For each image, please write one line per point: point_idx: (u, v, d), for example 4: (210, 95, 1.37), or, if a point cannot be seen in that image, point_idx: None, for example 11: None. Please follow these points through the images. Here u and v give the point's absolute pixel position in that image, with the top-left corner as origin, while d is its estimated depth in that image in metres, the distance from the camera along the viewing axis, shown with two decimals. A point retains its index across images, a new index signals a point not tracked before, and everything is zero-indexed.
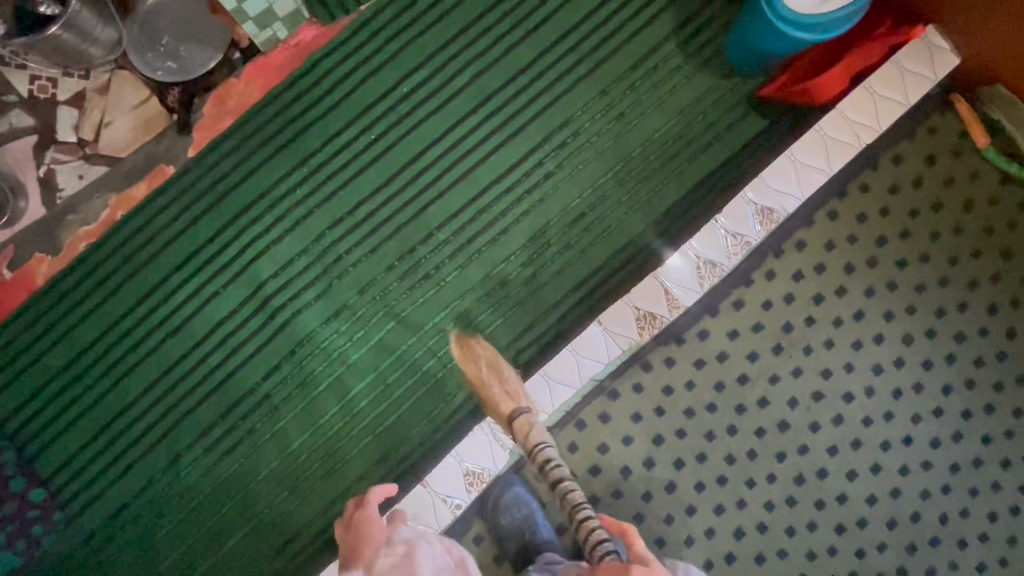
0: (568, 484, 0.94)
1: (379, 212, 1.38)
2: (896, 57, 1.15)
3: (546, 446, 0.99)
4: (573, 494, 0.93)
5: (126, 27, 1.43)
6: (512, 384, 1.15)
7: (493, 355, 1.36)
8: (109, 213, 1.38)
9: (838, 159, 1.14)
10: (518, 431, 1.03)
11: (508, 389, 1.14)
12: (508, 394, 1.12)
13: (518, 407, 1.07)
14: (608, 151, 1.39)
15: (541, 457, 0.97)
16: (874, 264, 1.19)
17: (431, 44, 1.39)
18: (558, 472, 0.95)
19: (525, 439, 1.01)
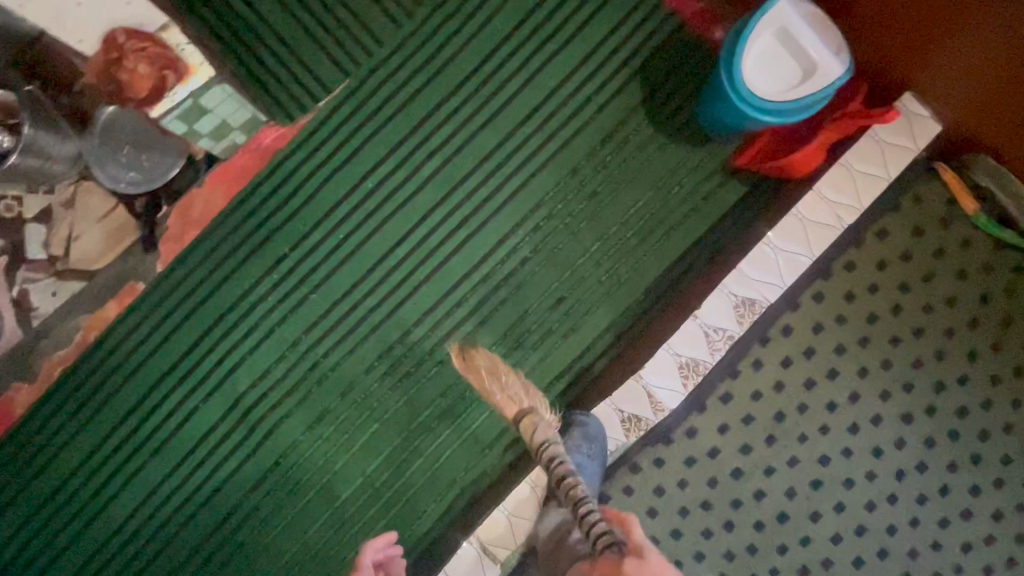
0: (572, 479, 0.96)
1: (354, 312, 1.37)
2: (873, 129, 1.09)
3: (552, 443, 1.03)
4: (577, 488, 0.95)
5: (86, 139, 1.37)
6: (513, 386, 1.13)
7: (493, 363, 1.21)
8: (83, 335, 1.38)
9: (819, 242, 1.09)
10: (523, 431, 1.06)
11: (509, 392, 1.12)
12: (509, 396, 1.11)
13: (521, 409, 1.08)
14: (583, 232, 1.35)
15: (548, 453, 1.01)
16: (865, 344, 1.14)
17: (392, 137, 1.36)
18: (564, 470, 0.98)
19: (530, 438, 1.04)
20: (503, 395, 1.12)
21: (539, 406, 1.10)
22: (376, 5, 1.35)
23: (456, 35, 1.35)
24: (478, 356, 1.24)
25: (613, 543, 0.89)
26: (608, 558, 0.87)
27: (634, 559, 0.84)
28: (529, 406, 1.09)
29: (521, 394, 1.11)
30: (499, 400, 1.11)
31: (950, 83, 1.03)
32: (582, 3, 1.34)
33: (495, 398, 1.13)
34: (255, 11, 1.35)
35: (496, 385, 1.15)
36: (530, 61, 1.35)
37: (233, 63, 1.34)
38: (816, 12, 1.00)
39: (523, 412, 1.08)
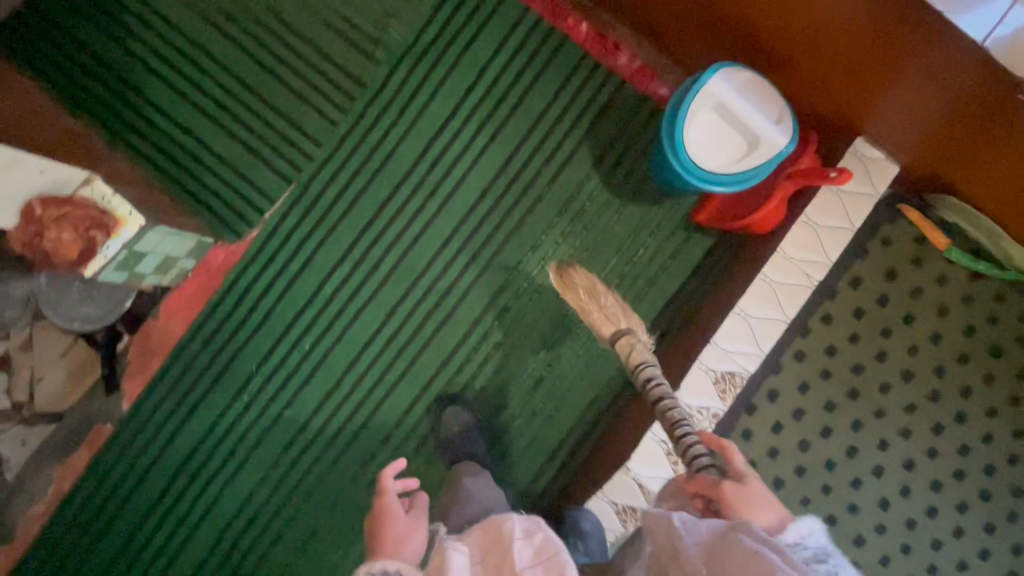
0: (669, 402, 0.93)
1: (332, 422, 1.32)
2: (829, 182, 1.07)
3: (649, 365, 1.00)
4: (673, 411, 0.92)
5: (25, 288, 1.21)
6: (610, 306, 1.11)
7: (592, 283, 1.18)
8: (55, 487, 1.33)
9: (791, 305, 1.07)
10: (619, 350, 1.04)
11: (605, 311, 1.10)
12: (606, 317, 1.09)
13: (619, 329, 1.06)
14: (553, 307, 1.31)
15: (643, 374, 0.99)
16: (855, 396, 1.10)
17: (345, 237, 1.32)
18: (660, 391, 0.96)
19: (628, 357, 1.02)
20: (600, 314, 1.10)
21: (635, 328, 1.07)
22: (309, 107, 1.32)
23: (395, 125, 1.32)
24: (579, 278, 1.21)
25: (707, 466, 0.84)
26: (704, 480, 0.82)
27: (732, 483, 0.78)
28: (627, 328, 1.07)
29: (618, 315, 1.09)
30: (596, 320, 1.10)
31: (906, 124, 0.98)
32: (518, 75, 1.31)
33: (592, 316, 1.12)
34: (187, 131, 1.31)
35: (594, 306, 1.13)
36: (476, 140, 1.31)
37: (172, 187, 1.30)
38: (757, 78, 0.95)
39: (621, 331, 1.05)
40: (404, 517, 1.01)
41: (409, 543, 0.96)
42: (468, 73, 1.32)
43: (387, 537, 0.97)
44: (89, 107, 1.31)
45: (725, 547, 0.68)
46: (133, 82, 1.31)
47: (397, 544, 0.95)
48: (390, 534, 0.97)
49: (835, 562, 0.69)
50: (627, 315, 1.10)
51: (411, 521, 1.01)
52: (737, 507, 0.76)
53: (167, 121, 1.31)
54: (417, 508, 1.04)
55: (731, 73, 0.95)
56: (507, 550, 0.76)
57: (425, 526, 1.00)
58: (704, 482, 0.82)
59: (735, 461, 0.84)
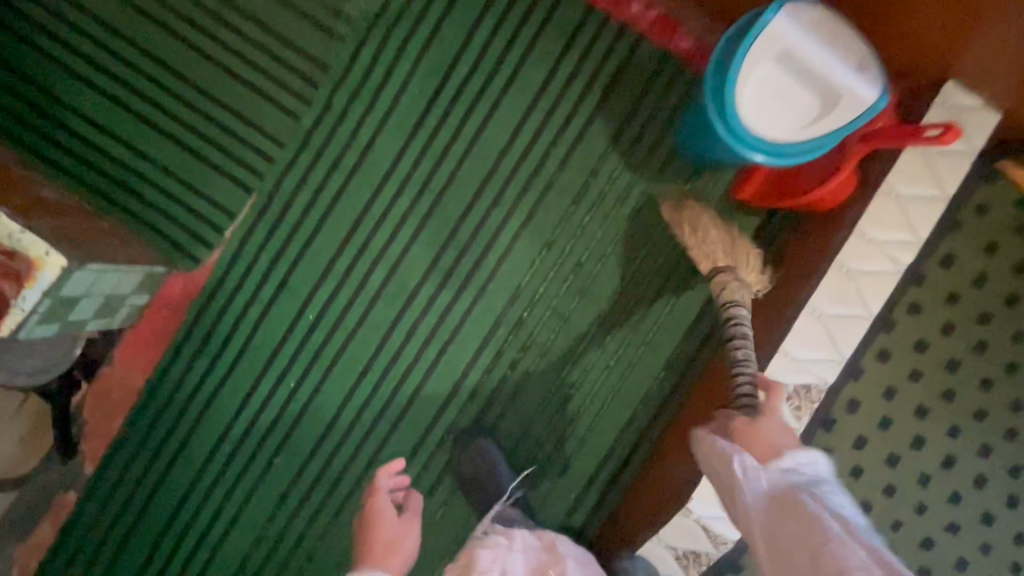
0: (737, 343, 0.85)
1: (330, 469, 1.13)
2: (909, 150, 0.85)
3: (735, 306, 0.89)
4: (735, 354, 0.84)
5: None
6: (712, 240, 0.96)
7: (697, 214, 1.01)
8: (21, 568, 1.15)
9: (875, 300, 0.88)
10: (715, 289, 0.93)
11: (705, 248, 0.95)
12: (704, 253, 0.95)
13: (717, 267, 0.94)
14: (574, 314, 1.11)
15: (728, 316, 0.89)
16: (950, 397, 0.91)
17: (324, 253, 1.11)
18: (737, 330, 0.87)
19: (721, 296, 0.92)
20: (700, 251, 0.96)
21: (740, 267, 0.94)
22: (264, 99, 1.09)
23: (370, 113, 1.09)
24: (687, 209, 1.02)
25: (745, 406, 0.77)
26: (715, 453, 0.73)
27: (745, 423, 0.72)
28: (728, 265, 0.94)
29: (717, 251, 0.95)
30: (695, 258, 0.97)
31: (1006, 50, 0.75)
32: (512, 40, 1.09)
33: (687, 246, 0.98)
34: (121, 141, 1.09)
35: (701, 239, 0.97)
36: (468, 123, 1.10)
37: (112, 211, 1.09)
38: (828, 15, 0.74)
39: (718, 271, 0.94)
40: (394, 521, 0.95)
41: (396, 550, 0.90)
42: (451, 42, 1.09)
43: (375, 543, 0.91)
44: (1, 123, 1.09)
45: (724, 494, 0.71)
46: (48, 86, 1.09)
47: (384, 553, 0.89)
48: (380, 538, 0.91)
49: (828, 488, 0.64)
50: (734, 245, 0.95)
51: (399, 528, 0.95)
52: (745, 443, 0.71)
53: (95, 130, 1.09)
54: (409, 514, 0.98)
55: (796, 11, 0.73)
56: (559, 558, 0.91)
57: (414, 532, 0.96)
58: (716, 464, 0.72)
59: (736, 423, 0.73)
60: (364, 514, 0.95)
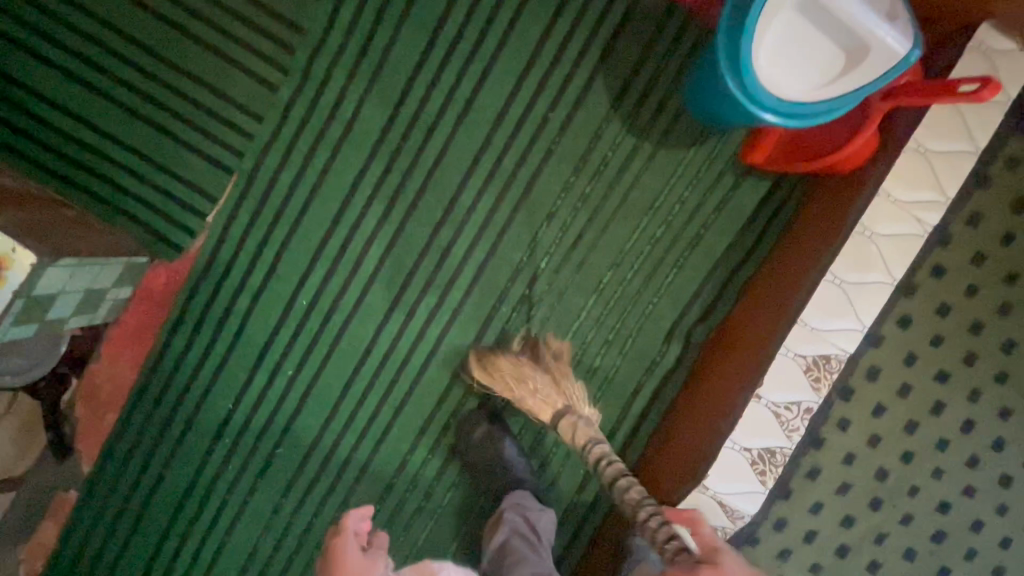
0: (625, 483, 0.85)
1: (334, 458, 1.10)
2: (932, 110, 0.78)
3: (598, 443, 0.90)
4: (631, 494, 0.83)
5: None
6: (541, 386, 0.96)
7: (517, 365, 0.99)
8: (28, 567, 1.14)
9: (899, 266, 0.83)
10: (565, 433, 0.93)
11: (539, 396, 0.96)
12: (544, 400, 0.95)
13: (558, 412, 0.94)
14: (577, 289, 1.06)
15: (595, 455, 0.89)
16: (972, 360, 0.88)
17: (313, 236, 1.05)
18: (616, 469, 0.86)
19: (574, 439, 0.92)
20: (536, 400, 0.96)
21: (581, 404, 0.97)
22: (237, 70, 1.01)
23: (353, 81, 1.01)
24: (499, 363, 1.00)
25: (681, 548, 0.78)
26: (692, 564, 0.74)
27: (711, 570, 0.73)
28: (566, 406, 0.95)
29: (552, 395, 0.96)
30: (534, 408, 0.97)
31: None
32: None
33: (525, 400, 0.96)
34: (84, 121, 1.01)
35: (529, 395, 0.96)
36: (460, 89, 1.02)
37: (83, 200, 1.02)
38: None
39: (559, 416, 0.94)
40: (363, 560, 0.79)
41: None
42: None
43: None
44: None
45: None
46: None
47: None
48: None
49: None
50: (541, 391, 0.95)
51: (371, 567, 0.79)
52: None
53: (54, 111, 1.00)
54: (377, 556, 0.82)
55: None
56: None
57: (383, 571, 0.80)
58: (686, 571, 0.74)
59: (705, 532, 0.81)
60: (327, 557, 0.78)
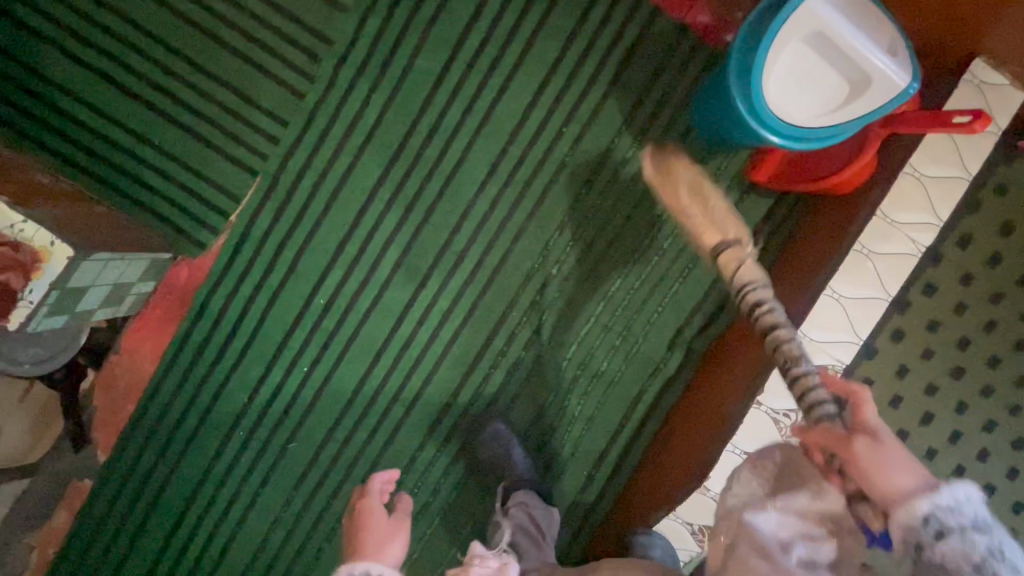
0: (781, 334, 0.74)
1: (346, 452, 1.14)
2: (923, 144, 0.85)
3: (755, 289, 0.80)
4: (788, 347, 0.72)
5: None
6: (718, 210, 0.91)
7: (694, 176, 0.97)
8: (39, 554, 1.16)
9: (893, 283, 0.88)
10: (723, 269, 0.84)
11: (703, 217, 0.90)
12: (709, 223, 0.88)
13: (725, 240, 0.85)
14: (586, 295, 1.10)
15: (750, 299, 0.79)
16: (959, 374, 0.93)
17: (333, 236, 1.09)
18: (772, 318, 0.76)
19: (733, 277, 0.82)
20: (702, 220, 0.90)
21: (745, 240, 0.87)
22: (265, 75, 1.04)
23: (376, 90, 1.05)
24: (680, 172, 0.98)
25: (832, 415, 0.66)
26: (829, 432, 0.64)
27: (870, 444, 0.62)
28: (734, 239, 0.86)
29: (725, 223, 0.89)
30: (695, 227, 0.90)
31: None
32: (523, 12, 1.05)
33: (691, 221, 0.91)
34: (114, 120, 1.04)
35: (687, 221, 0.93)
36: (480, 100, 1.06)
37: (110, 196, 1.05)
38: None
39: (724, 245, 0.85)
40: (387, 518, 0.90)
41: (388, 544, 0.85)
42: (460, 14, 1.05)
43: (368, 536, 0.86)
44: None
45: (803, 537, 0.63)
46: (32, 61, 1.03)
47: (375, 548, 0.84)
48: (372, 531, 0.86)
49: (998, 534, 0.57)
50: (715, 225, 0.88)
51: (393, 523, 0.89)
52: (878, 475, 0.61)
53: (86, 109, 1.03)
54: (401, 513, 0.92)
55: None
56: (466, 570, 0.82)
57: (406, 528, 0.89)
58: (826, 436, 0.64)
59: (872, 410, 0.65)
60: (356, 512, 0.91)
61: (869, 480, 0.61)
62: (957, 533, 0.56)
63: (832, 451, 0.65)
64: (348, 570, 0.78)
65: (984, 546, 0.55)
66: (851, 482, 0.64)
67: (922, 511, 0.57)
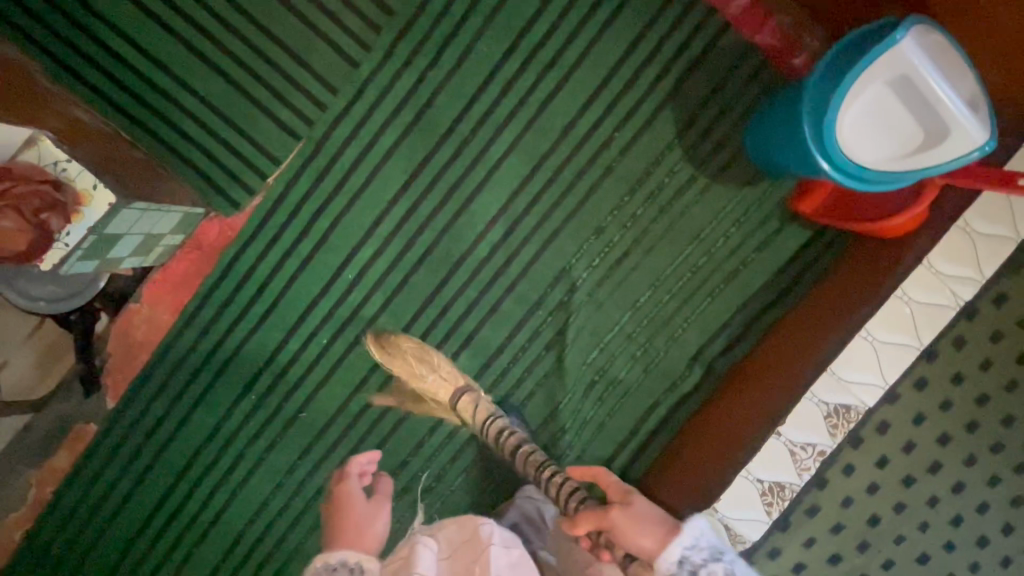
0: (528, 448, 0.99)
1: (355, 428, 1.14)
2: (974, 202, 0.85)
3: (498, 417, 1.04)
4: (535, 455, 0.98)
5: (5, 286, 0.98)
6: (443, 368, 1.07)
7: (421, 348, 1.08)
8: (37, 492, 1.16)
9: (928, 333, 0.89)
10: (463, 411, 1.05)
11: (439, 373, 1.06)
12: (443, 379, 1.06)
13: (458, 388, 1.06)
14: (613, 303, 1.10)
15: (495, 427, 1.03)
16: (973, 428, 0.93)
17: (369, 212, 1.07)
18: (516, 440, 1.01)
19: (475, 415, 1.05)
20: (433, 378, 1.06)
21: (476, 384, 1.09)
22: (320, 39, 1.02)
23: (433, 69, 1.03)
24: (403, 344, 1.08)
25: (587, 496, 0.89)
26: (590, 514, 0.81)
27: (617, 509, 0.79)
28: (466, 384, 1.07)
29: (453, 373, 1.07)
30: (431, 386, 1.06)
31: None
32: (591, 10, 1.03)
33: (426, 381, 1.06)
34: (161, 65, 1.01)
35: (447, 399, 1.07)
36: (535, 94, 1.04)
37: (148, 143, 1.03)
38: (949, 42, 0.69)
39: (463, 391, 1.05)
40: (365, 505, 0.88)
41: (371, 528, 0.84)
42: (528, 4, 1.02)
43: (348, 523, 0.84)
44: (28, 29, 0.99)
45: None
46: None
47: (356, 533, 0.82)
48: (350, 523, 0.84)
49: (728, 557, 0.74)
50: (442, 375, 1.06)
51: (370, 511, 0.87)
52: (625, 530, 0.77)
53: (132, 50, 1.00)
54: (378, 496, 0.91)
55: (914, 36, 0.69)
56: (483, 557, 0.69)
57: (386, 511, 0.88)
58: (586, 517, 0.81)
59: (611, 485, 0.85)
60: (333, 498, 0.90)
61: (624, 535, 0.78)
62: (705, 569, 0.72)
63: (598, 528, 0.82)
64: (324, 560, 0.75)
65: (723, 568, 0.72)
66: (619, 551, 0.80)
67: (675, 558, 0.73)
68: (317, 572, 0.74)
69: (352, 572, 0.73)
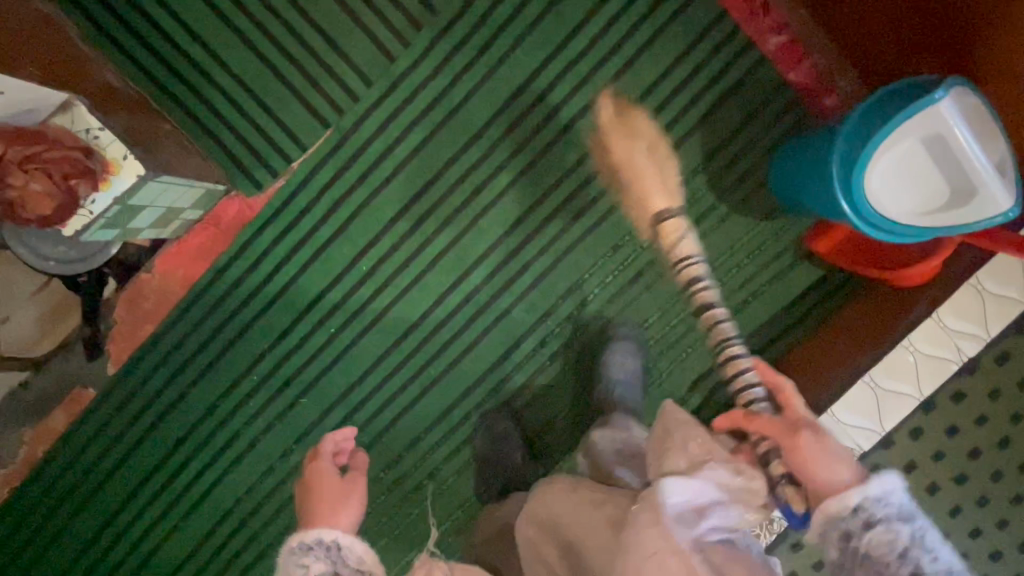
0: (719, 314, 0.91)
1: (353, 418, 1.14)
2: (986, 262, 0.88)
3: (695, 261, 0.92)
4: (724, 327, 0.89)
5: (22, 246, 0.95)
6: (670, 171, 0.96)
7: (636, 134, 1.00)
8: (28, 451, 1.16)
9: (929, 383, 0.91)
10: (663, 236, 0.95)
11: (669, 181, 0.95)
12: (661, 185, 0.94)
13: (670, 209, 0.94)
14: (623, 321, 1.11)
15: (688, 272, 0.91)
16: (961, 481, 0.95)
17: (390, 206, 1.07)
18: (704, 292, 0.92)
19: (672, 247, 0.94)
20: (655, 182, 0.95)
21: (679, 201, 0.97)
22: (359, 31, 1.02)
23: (469, 71, 1.03)
24: (636, 120, 1.01)
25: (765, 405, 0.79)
26: (772, 424, 0.64)
27: (811, 433, 0.62)
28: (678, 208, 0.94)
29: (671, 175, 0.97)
30: (648, 190, 0.95)
31: None
32: (631, 30, 1.03)
33: (648, 182, 0.95)
34: (197, 38, 1.01)
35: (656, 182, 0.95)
36: (567, 107, 1.05)
37: (175, 114, 1.02)
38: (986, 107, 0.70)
39: (675, 212, 0.93)
40: (339, 481, 0.77)
41: (343, 508, 0.74)
42: (570, 16, 1.02)
43: (319, 501, 0.75)
44: None
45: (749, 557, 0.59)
46: None
47: (327, 513, 0.73)
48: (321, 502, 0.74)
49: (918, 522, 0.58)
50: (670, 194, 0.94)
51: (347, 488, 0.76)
52: (814, 466, 0.60)
53: (173, 24, 1.01)
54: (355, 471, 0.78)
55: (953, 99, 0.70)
56: None
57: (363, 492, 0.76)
58: (762, 424, 0.65)
59: (796, 407, 0.66)
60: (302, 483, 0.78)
61: (805, 469, 0.61)
62: (882, 523, 0.57)
63: (772, 441, 0.65)
64: (299, 539, 0.71)
65: (909, 536, 0.56)
66: (781, 468, 0.64)
67: (853, 503, 0.58)
68: (293, 551, 0.70)
69: (328, 551, 0.70)
